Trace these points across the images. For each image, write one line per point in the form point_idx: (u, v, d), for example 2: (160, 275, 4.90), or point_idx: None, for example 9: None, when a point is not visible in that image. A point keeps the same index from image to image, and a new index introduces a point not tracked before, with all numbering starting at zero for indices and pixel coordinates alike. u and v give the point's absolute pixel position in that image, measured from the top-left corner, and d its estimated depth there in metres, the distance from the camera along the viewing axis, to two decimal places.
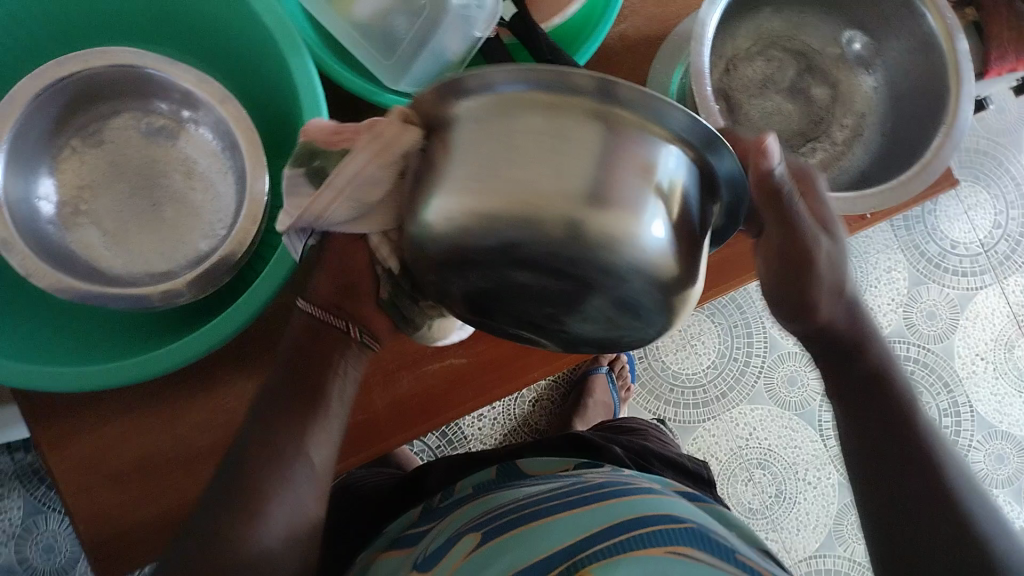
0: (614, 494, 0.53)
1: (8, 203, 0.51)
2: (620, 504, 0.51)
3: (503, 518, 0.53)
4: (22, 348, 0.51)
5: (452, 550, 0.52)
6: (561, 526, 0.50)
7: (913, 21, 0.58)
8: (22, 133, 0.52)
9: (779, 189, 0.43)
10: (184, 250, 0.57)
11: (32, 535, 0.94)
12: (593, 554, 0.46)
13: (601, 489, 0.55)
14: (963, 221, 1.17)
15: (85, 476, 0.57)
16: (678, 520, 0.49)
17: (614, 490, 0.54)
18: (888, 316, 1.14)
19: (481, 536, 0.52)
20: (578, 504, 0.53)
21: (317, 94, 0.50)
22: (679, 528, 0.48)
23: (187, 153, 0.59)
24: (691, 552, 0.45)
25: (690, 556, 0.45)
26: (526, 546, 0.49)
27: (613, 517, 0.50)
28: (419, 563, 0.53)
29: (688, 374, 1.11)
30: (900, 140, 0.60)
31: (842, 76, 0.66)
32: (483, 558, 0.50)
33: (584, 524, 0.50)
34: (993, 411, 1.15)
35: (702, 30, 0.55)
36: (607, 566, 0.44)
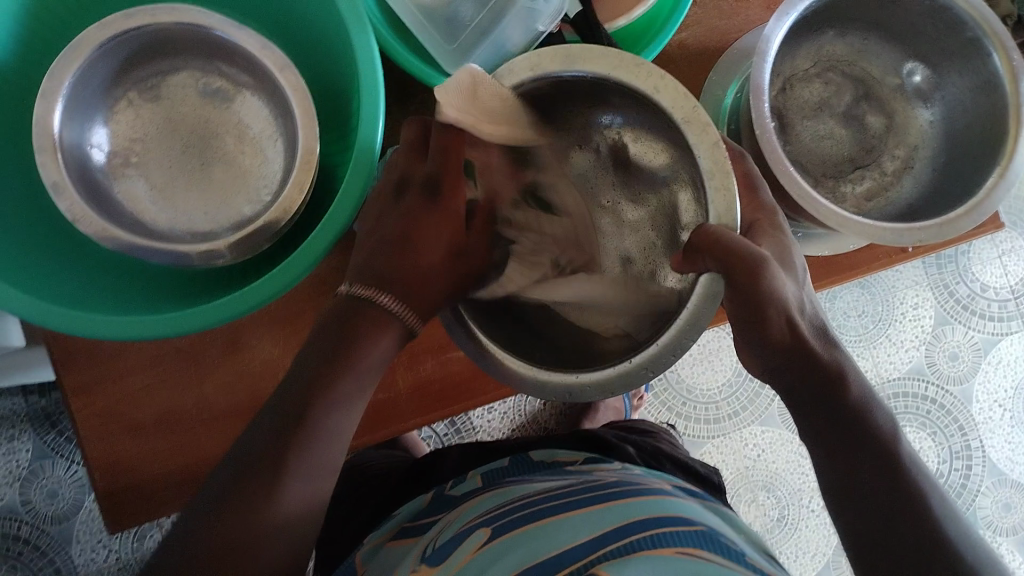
0: (626, 493, 0.54)
1: (62, 147, 0.51)
2: (633, 505, 0.51)
3: (514, 514, 0.53)
4: (56, 291, 0.52)
5: (463, 543, 0.52)
6: (574, 522, 0.50)
7: (979, 59, 0.57)
8: (83, 79, 0.52)
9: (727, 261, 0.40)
10: (228, 213, 0.57)
11: (37, 478, 0.95)
12: (605, 552, 0.45)
13: (612, 488, 0.55)
14: (996, 265, 1.16)
15: (106, 423, 0.58)
16: (688, 524, 0.49)
17: (626, 489, 0.55)
18: (909, 352, 1.13)
19: (491, 531, 0.52)
20: (589, 502, 0.53)
21: (376, 72, 0.50)
22: (688, 531, 0.48)
23: (240, 117, 0.59)
24: (702, 553, 0.45)
25: (703, 556, 0.45)
26: (536, 544, 0.49)
27: (625, 517, 0.50)
28: (426, 556, 0.53)
29: (702, 390, 1.11)
30: (951, 176, 0.60)
31: (899, 107, 0.65)
32: (493, 551, 0.50)
33: (593, 523, 0.50)
34: (1006, 458, 1.14)
35: (766, 46, 0.54)
36: (617, 562, 0.44)
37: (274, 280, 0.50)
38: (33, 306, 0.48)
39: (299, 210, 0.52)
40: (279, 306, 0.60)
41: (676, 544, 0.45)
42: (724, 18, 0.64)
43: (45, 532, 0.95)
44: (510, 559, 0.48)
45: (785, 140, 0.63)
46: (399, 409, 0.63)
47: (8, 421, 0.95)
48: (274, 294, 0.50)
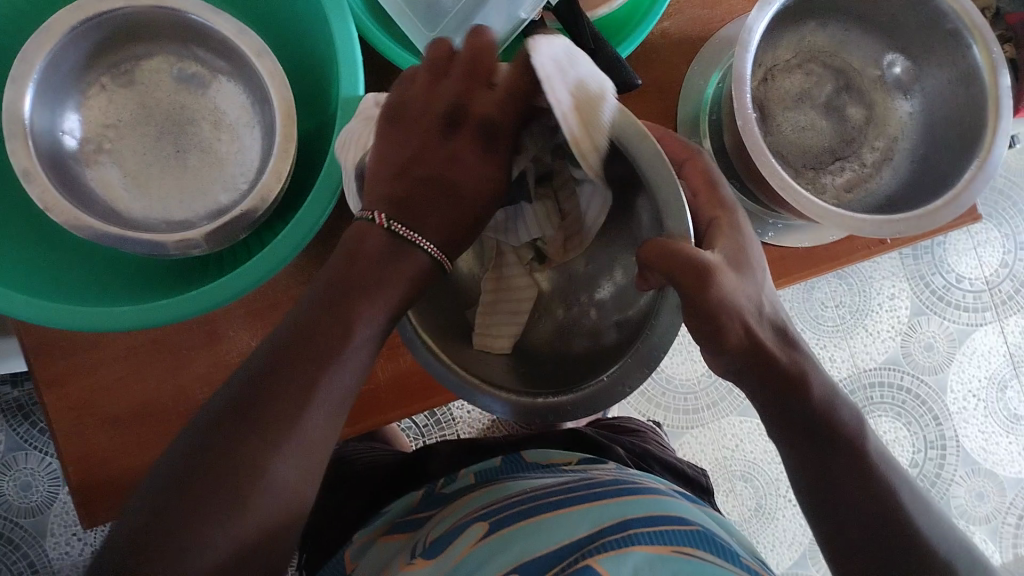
0: (621, 491, 0.54)
1: (33, 133, 0.50)
2: (629, 502, 0.51)
3: (506, 511, 0.53)
4: (26, 281, 0.50)
5: (459, 537, 0.52)
6: (569, 518, 0.50)
7: (959, 52, 0.57)
8: (54, 64, 0.51)
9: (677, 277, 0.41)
10: (204, 201, 0.56)
11: (10, 471, 0.94)
12: (600, 547, 0.46)
13: (608, 486, 0.55)
14: (971, 256, 1.17)
15: (80, 416, 0.57)
16: (684, 522, 0.49)
17: (623, 487, 0.55)
18: (886, 343, 1.14)
19: (489, 525, 0.52)
20: (585, 499, 0.53)
21: (355, 56, 0.49)
22: (684, 530, 0.48)
23: (216, 103, 0.58)
24: (697, 552, 0.45)
25: (698, 556, 0.45)
26: (530, 541, 0.49)
27: (622, 514, 0.50)
28: (422, 550, 0.53)
29: (681, 381, 1.11)
30: (930, 168, 0.60)
31: (879, 99, 0.65)
32: (489, 546, 0.50)
33: (591, 518, 0.50)
34: (979, 448, 1.16)
35: (748, 35, 0.54)
36: (613, 557, 0.44)
37: (253, 269, 0.49)
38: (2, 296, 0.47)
39: (278, 198, 0.51)
40: (256, 296, 0.59)
41: (672, 542, 0.46)
42: (706, 6, 0.63)
43: (19, 526, 0.94)
44: (505, 556, 0.48)
45: (766, 130, 0.63)
46: (379, 402, 0.62)
47: None
48: (254, 283, 0.49)
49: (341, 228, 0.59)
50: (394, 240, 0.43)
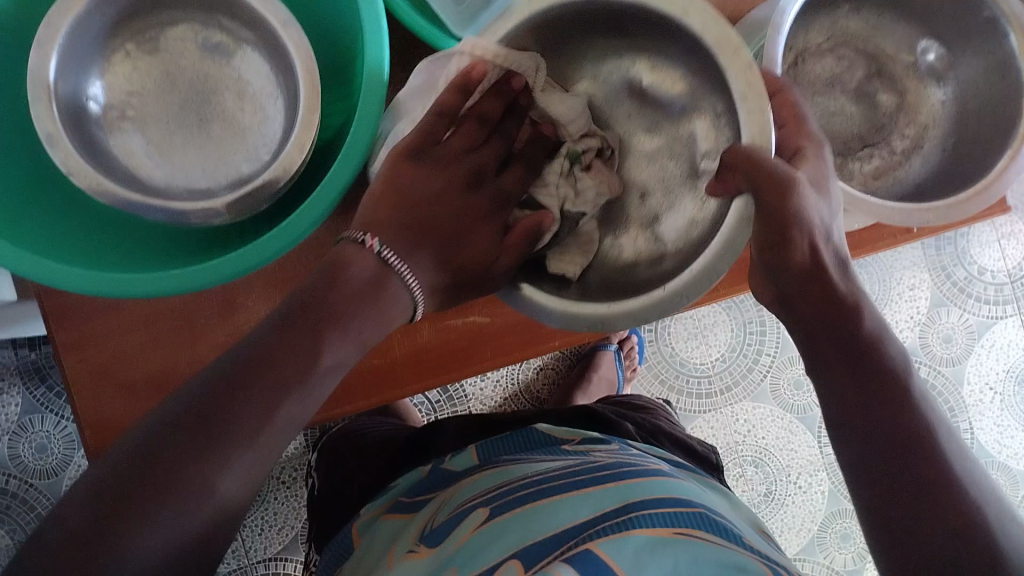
0: (625, 473, 0.53)
1: (57, 98, 0.50)
2: (633, 485, 0.51)
3: (508, 494, 0.53)
4: (45, 244, 0.50)
5: (461, 522, 0.52)
6: (572, 502, 0.50)
7: (995, 40, 0.56)
8: (79, 28, 0.51)
9: (759, 179, 0.43)
10: (226, 171, 0.56)
11: (26, 433, 0.95)
12: (602, 530, 0.45)
13: (611, 468, 0.55)
14: (994, 248, 1.15)
15: (96, 383, 0.58)
16: (688, 504, 0.49)
17: (625, 469, 0.54)
18: (904, 333, 1.13)
19: (489, 509, 0.52)
20: (588, 482, 0.53)
21: (381, 28, 0.49)
22: (688, 511, 0.48)
23: (240, 73, 0.57)
24: (699, 534, 0.45)
25: (699, 536, 0.45)
26: (532, 525, 0.49)
27: (625, 498, 0.49)
28: (424, 535, 0.53)
29: (695, 364, 1.11)
30: (960, 158, 0.59)
31: (912, 86, 0.64)
32: (491, 530, 0.50)
33: (593, 503, 0.50)
34: (994, 441, 1.15)
35: (781, 18, 0.53)
36: (615, 540, 0.44)
37: (273, 242, 0.49)
38: (17, 258, 0.47)
39: (300, 171, 0.51)
40: (275, 269, 0.59)
41: (673, 525, 0.46)
42: None
43: (34, 486, 0.95)
44: (508, 540, 0.48)
45: None
46: (394, 376, 0.62)
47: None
48: (272, 255, 0.49)
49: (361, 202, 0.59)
50: (381, 267, 0.44)
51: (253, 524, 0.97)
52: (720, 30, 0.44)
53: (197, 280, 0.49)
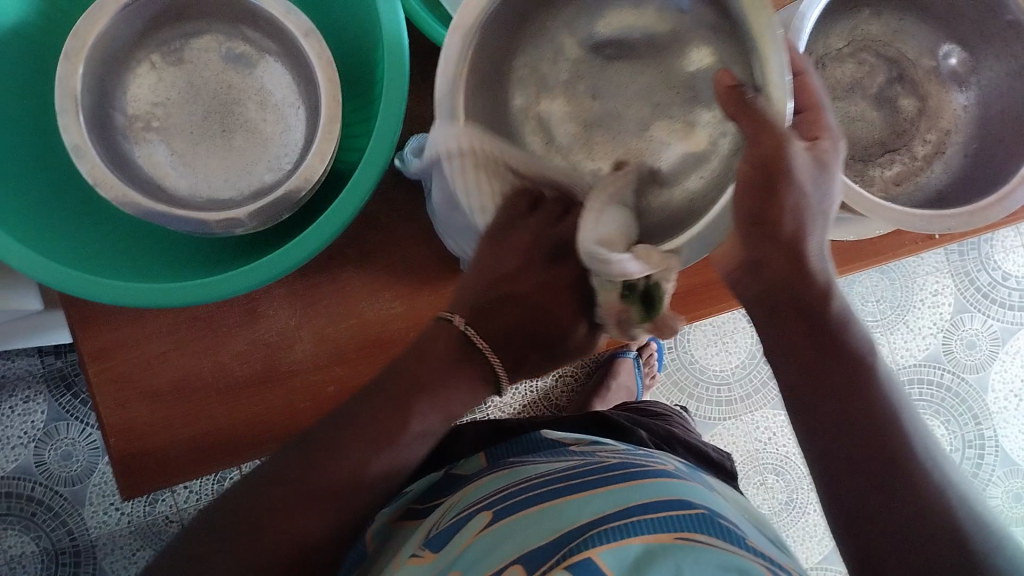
0: (628, 478, 0.53)
1: (84, 109, 0.51)
2: (633, 489, 0.51)
3: (508, 501, 0.53)
4: (69, 254, 0.51)
5: (464, 528, 0.52)
6: (573, 509, 0.49)
7: (1019, 43, 0.56)
8: (105, 41, 0.51)
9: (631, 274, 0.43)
10: (249, 180, 0.56)
11: (51, 440, 0.96)
12: (601, 535, 0.45)
13: (613, 471, 0.54)
14: (1019, 254, 1.14)
15: (122, 389, 0.58)
16: (688, 506, 0.48)
17: (628, 471, 0.54)
18: (926, 339, 1.12)
19: (491, 516, 0.52)
20: (589, 486, 0.52)
21: (402, 36, 0.49)
22: (690, 514, 0.47)
23: (263, 83, 0.58)
24: (701, 538, 0.44)
25: (703, 541, 0.44)
26: (535, 531, 0.48)
27: (624, 502, 0.49)
28: (425, 543, 0.53)
29: (715, 371, 1.10)
30: (983, 162, 0.59)
31: (933, 91, 0.64)
32: (494, 538, 0.49)
33: (594, 507, 0.49)
34: (1019, 449, 1.14)
35: (801, 23, 0.53)
36: (616, 547, 0.44)
37: (297, 249, 0.49)
38: (43, 267, 0.48)
39: (322, 179, 0.51)
40: (297, 275, 0.59)
41: (675, 530, 0.45)
42: None
43: (59, 493, 0.96)
44: (509, 547, 0.47)
45: None
46: None
47: (24, 381, 0.96)
48: (296, 263, 0.49)
49: (383, 210, 0.60)
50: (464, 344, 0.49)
51: None
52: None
53: (220, 290, 0.49)
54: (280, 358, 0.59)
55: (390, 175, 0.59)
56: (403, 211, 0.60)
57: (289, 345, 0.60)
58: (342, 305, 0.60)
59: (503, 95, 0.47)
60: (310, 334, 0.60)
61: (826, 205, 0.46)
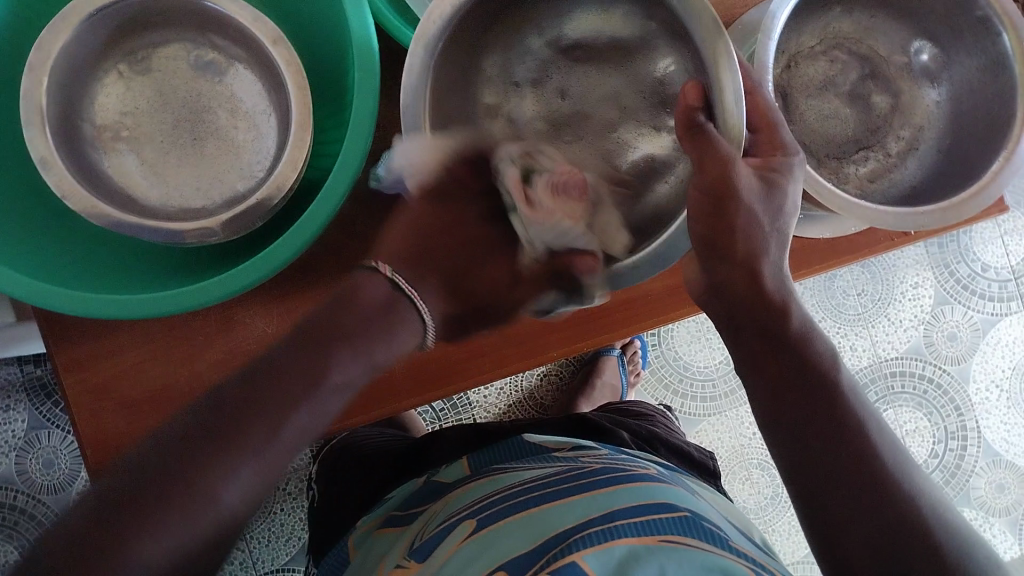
0: (613, 481, 0.53)
1: (50, 122, 0.50)
2: (618, 492, 0.51)
3: (493, 505, 0.53)
4: (38, 268, 0.50)
5: (449, 534, 0.51)
6: (558, 513, 0.49)
7: (988, 39, 0.56)
8: (70, 51, 0.51)
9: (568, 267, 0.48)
10: (221, 188, 0.56)
11: (33, 448, 0.95)
12: (585, 539, 0.45)
13: (599, 474, 0.54)
14: (997, 245, 1.15)
15: (97, 402, 0.58)
16: (673, 509, 0.48)
17: (613, 475, 0.54)
18: (907, 332, 1.12)
19: (477, 521, 0.51)
20: (574, 491, 0.52)
21: (371, 42, 0.49)
22: (675, 516, 0.47)
23: (233, 90, 0.57)
24: (685, 540, 0.44)
25: (687, 544, 0.44)
26: (521, 535, 0.48)
27: (609, 506, 0.49)
28: (411, 549, 0.52)
29: (699, 368, 1.11)
30: (956, 158, 0.59)
31: (906, 87, 0.64)
32: (480, 543, 0.49)
33: (579, 511, 0.49)
34: (1001, 439, 1.15)
35: (772, 23, 0.53)
36: (601, 551, 0.44)
37: (270, 257, 0.49)
38: (12, 282, 0.47)
39: (293, 187, 0.51)
40: (272, 283, 0.59)
41: (659, 533, 0.45)
42: None
43: (41, 502, 0.95)
44: (494, 552, 0.47)
45: (790, 119, 0.62)
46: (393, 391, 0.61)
47: (4, 390, 0.95)
48: (271, 272, 0.49)
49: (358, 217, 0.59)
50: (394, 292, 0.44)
51: (260, 535, 0.97)
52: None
53: (193, 301, 0.49)
54: None
55: (364, 181, 0.59)
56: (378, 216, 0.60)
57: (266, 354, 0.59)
58: None
59: (478, 96, 0.51)
60: None
61: (782, 222, 0.47)
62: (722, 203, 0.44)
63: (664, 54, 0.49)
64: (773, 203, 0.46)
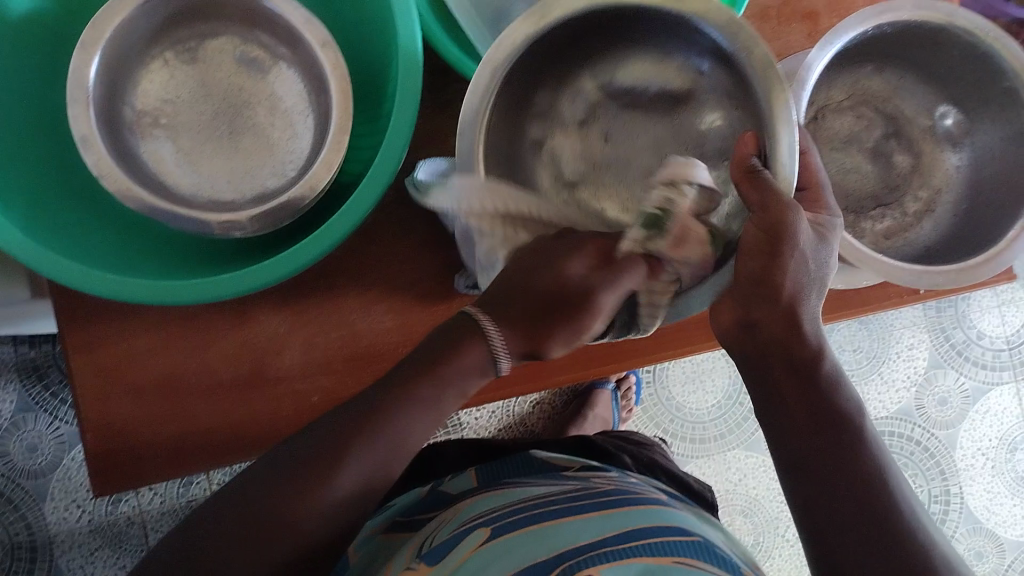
0: (624, 502, 0.53)
1: (94, 101, 0.51)
2: (630, 513, 0.51)
3: (506, 517, 0.53)
4: (64, 244, 0.50)
5: (461, 542, 0.52)
6: (573, 528, 0.50)
7: (1014, 111, 0.58)
8: (122, 34, 0.52)
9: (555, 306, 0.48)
10: (252, 183, 0.56)
11: (18, 430, 0.94)
12: (601, 556, 0.46)
13: (609, 495, 0.55)
14: (994, 315, 1.17)
15: (104, 384, 0.58)
16: (684, 533, 0.49)
17: (625, 496, 0.55)
18: (899, 393, 1.13)
19: (490, 531, 0.52)
20: (588, 508, 0.53)
21: (417, 52, 0.50)
22: (687, 541, 0.48)
23: (274, 88, 0.58)
24: (698, 563, 0.45)
25: (700, 566, 0.45)
26: (536, 546, 0.49)
27: (625, 525, 0.50)
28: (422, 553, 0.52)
29: (691, 410, 1.11)
30: (973, 223, 0.60)
31: (928, 150, 0.65)
32: (495, 551, 0.49)
33: (593, 528, 0.50)
34: (983, 507, 1.15)
35: (807, 73, 0.54)
36: (617, 567, 0.44)
37: (298, 253, 0.49)
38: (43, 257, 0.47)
39: (325, 189, 0.51)
40: (291, 283, 0.59)
41: (673, 554, 0.46)
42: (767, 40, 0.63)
43: (21, 486, 0.94)
44: (508, 561, 0.48)
45: None
46: None
47: None
48: (298, 268, 0.50)
49: (383, 225, 0.60)
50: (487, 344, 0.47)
51: None
52: (759, 56, 0.45)
53: (218, 289, 0.49)
54: (268, 364, 0.59)
55: (392, 190, 0.60)
56: (402, 226, 0.60)
57: (278, 351, 0.59)
58: (335, 315, 0.60)
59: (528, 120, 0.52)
60: (299, 342, 0.60)
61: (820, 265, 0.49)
62: (777, 246, 0.45)
63: (713, 110, 0.51)
64: (820, 251, 0.48)
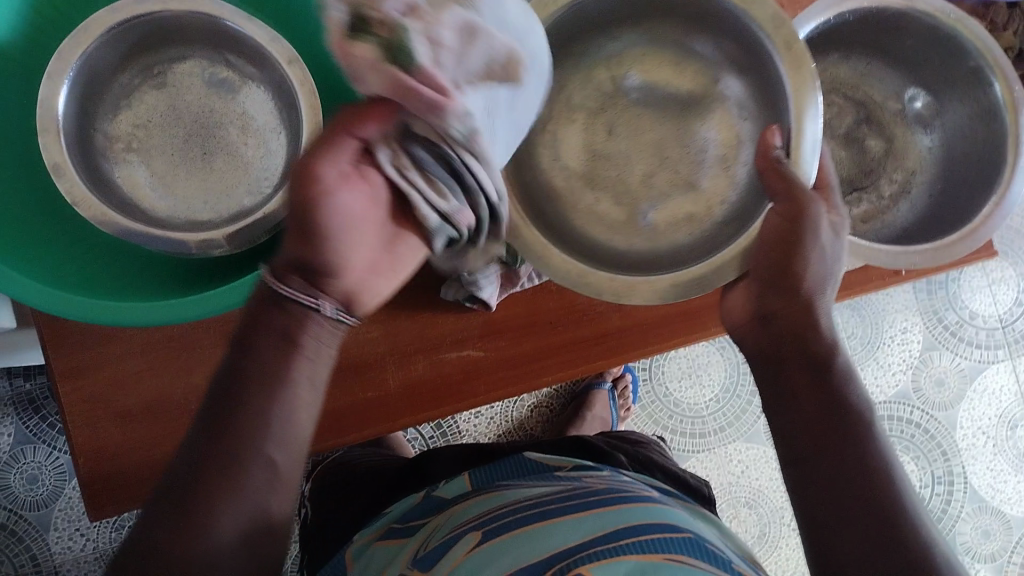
0: (615, 500, 0.53)
1: (65, 130, 0.51)
2: (621, 510, 0.52)
3: (497, 520, 0.53)
4: (44, 272, 0.51)
5: (453, 547, 0.52)
6: (563, 528, 0.50)
7: (980, 90, 0.58)
8: (89, 62, 0.52)
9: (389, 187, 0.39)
10: (228, 203, 0.57)
11: (17, 463, 0.94)
12: (591, 555, 0.46)
13: (601, 494, 0.55)
14: (985, 293, 1.17)
15: (93, 409, 0.58)
16: (676, 530, 0.49)
17: (616, 494, 0.55)
18: (896, 377, 1.13)
19: (481, 535, 0.52)
20: (579, 507, 0.53)
21: None
22: (679, 537, 0.48)
23: (245, 107, 0.58)
24: (687, 559, 0.46)
25: (688, 562, 0.45)
26: (525, 549, 0.49)
27: (615, 523, 0.50)
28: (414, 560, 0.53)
29: (689, 405, 1.11)
30: (948, 202, 0.61)
31: (899, 133, 0.66)
32: (486, 555, 0.49)
33: (583, 528, 0.50)
34: (988, 485, 1.15)
35: None
36: (607, 566, 0.45)
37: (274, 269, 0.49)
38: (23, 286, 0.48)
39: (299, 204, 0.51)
40: None
41: (663, 550, 0.46)
42: None
43: (23, 518, 0.94)
44: (498, 565, 0.48)
45: None
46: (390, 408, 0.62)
47: None
48: None
49: None
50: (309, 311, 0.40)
51: None
52: (797, 51, 0.48)
53: (197, 309, 0.49)
54: None
55: None
56: None
57: None
58: None
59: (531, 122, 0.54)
60: None
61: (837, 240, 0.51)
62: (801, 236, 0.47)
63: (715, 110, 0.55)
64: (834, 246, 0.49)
